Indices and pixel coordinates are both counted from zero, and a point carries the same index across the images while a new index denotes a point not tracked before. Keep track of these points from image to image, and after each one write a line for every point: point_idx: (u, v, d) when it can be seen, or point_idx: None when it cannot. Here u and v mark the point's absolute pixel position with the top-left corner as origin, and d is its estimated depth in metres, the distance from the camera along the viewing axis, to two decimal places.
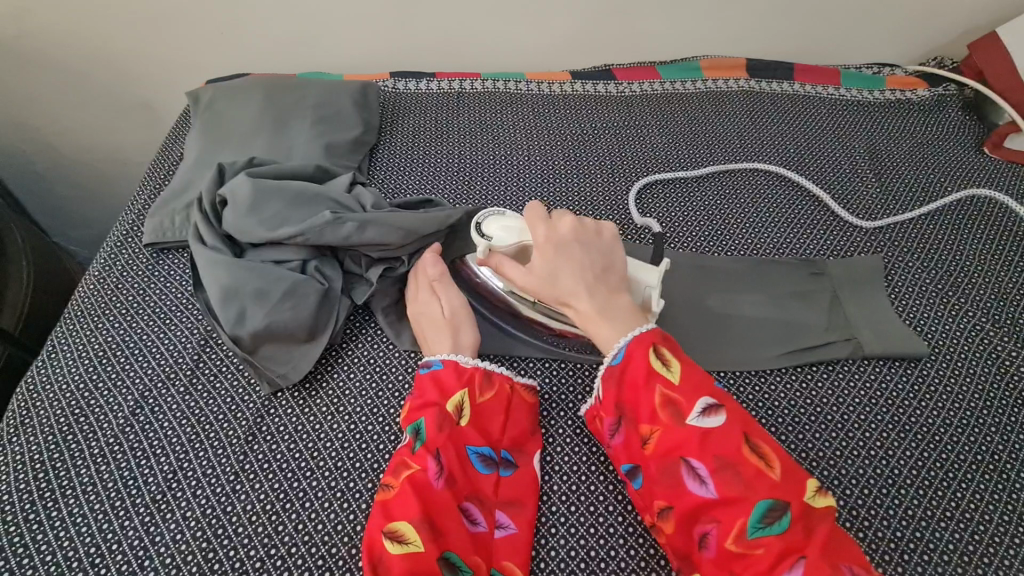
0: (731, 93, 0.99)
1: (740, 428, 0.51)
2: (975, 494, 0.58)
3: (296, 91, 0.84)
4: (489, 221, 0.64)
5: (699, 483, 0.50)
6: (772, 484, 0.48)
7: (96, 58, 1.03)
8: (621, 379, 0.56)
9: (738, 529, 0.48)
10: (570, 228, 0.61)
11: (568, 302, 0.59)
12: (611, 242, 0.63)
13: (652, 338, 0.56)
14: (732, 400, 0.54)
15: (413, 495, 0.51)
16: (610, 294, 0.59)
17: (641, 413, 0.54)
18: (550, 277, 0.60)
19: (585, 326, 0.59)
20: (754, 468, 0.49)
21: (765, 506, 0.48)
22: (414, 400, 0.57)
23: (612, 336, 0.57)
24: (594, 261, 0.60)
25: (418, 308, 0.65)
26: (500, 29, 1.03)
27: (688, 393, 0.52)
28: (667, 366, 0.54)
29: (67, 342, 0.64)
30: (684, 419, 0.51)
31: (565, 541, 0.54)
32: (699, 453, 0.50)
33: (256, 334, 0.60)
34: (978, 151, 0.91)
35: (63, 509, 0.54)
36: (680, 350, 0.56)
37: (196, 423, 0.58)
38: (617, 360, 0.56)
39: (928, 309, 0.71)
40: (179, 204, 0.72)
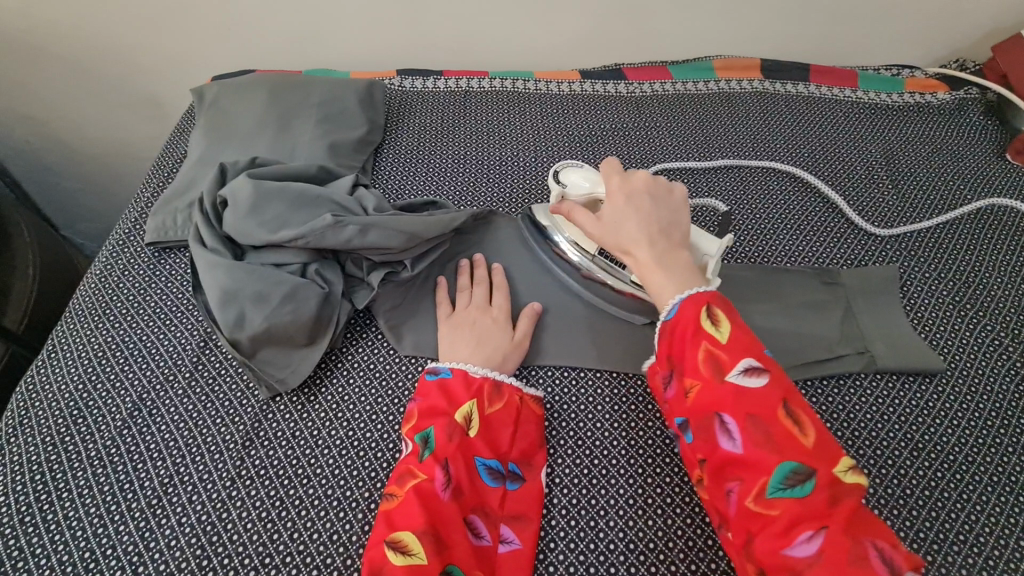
0: (744, 94, 0.97)
1: (781, 393, 0.47)
2: (990, 517, 0.56)
3: (301, 89, 0.82)
4: (567, 172, 0.66)
5: (730, 440, 0.47)
6: (805, 450, 0.45)
7: (104, 53, 1.03)
8: (669, 332, 0.52)
9: (761, 487, 0.45)
10: (643, 181, 0.60)
11: (629, 248, 0.56)
12: (683, 201, 0.60)
13: (708, 297, 0.52)
14: (777, 364, 0.50)
15: (417, 505, 0.50)
16: (672, 248, 0.56)
17: (684, 366, 0.50)
18: (618, 222, 0.57)
19: (642, 277, 0.56)
20: (787, 432, 0.46)
21: (791, 471, 0.45)
22: (420, 408, 0.56)
23: (668, 290, 0.53)
24: (661, 215, 0.58)
25: (478, 317, 0.64)
26: (509, 27, 1.01)
27: (732, 350, 0.49)
28: (716, 324, 0.50)
29: (67, 343, 0.64)
30: (725, 375, 0.48)
31: (565, 555, 0.53)
32: (733, 410, 0.47)
33: (256, 338, 0.59)
34: (999, 157, 0.88)
35: (58, 511, 0.53)
36: (734, 311, 0.52)
37: (193, 427, 0.58)
38: (669, 316, 0.52)
39: (945, 323, 0.69)
40: (181, 203, 0.72)
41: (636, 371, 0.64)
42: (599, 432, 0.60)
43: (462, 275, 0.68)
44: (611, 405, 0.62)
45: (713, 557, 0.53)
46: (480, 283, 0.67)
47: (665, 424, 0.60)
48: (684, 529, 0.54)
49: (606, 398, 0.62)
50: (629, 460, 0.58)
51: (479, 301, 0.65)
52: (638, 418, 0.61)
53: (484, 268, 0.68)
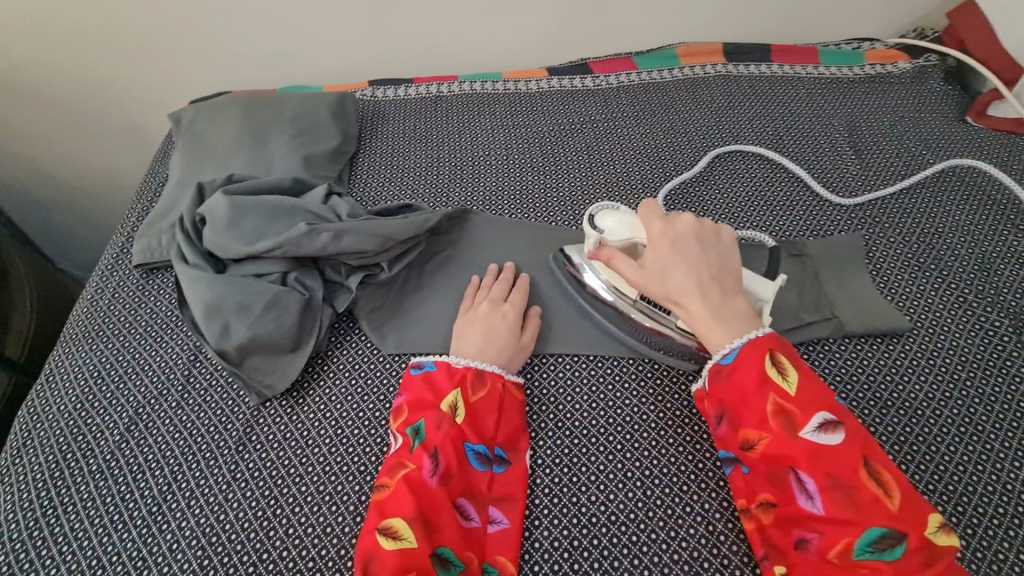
0: (708, 79, 0.99)
1: (860, 450, 0.48)
2: (958, 466, 0.58)
3: (274, 106, 0.85)
4: (603, 217, 0.64)
5: (807, 497, 0.48)
6: (891, 512, 0.46)
7: (85, 85, 1.06)
8: (734, 381, 0.54)
9: (844, 546, 0.46)
10: (691, 225, 0.60)
11: (679, 299, 0.57)
12: (730, 244, 0.61)
13: (770, 341, 0.54)
14: (854, 420, 0.51)
15: (407, 493, 0.52)
16: (726, 297, 0.57)
17: (749, 418, 0.52)
18: (665, 271, 0.58)
19: (696, 327, 0.57)
20: (868, 491, 0.47)
21: (875, 530, 0.45)
22: (408, 402, 0.59)
23: (724, 339, 0.55)
24: (713, 259, 0.58)
25: (489, 316, 0.65)
26: (475, 30, 1.04)
27: (805, 406, 0.50)
28: (784, 375, 0.52)
29: (64, 365, 0.67)
30: (799, 431, 0.49)
31: (549, 532, 0.55)
32: (809, 467, 0.48)
33: (241, 347, 0.62)
34: (960, 121, 0.90)
35: (64, 524, 0.56)
36: (798, 359, 0.54)
37: (188, 436, 0.60)
38: (728, 360, 0.55)
39: (910, 284, 0.71)
40: (164, 223, 0.74)
41: (611, 353, 0.66)
42: (579, 413, 0.62)
43: (489, 275, 0.70)
44: (589, 386, 0.64)
45: (692, 523, 0.55)
46: (501, 281, 0.69)
47: (642, 401, 0.63)
48: (664, 499, 0.56)
49: (584, 380, 0.64)
50: (607, 437, 0.60)
51: (495, 298, 0.67)
52: (615, 397, 0.63)
53: (511, 271, 0.70)
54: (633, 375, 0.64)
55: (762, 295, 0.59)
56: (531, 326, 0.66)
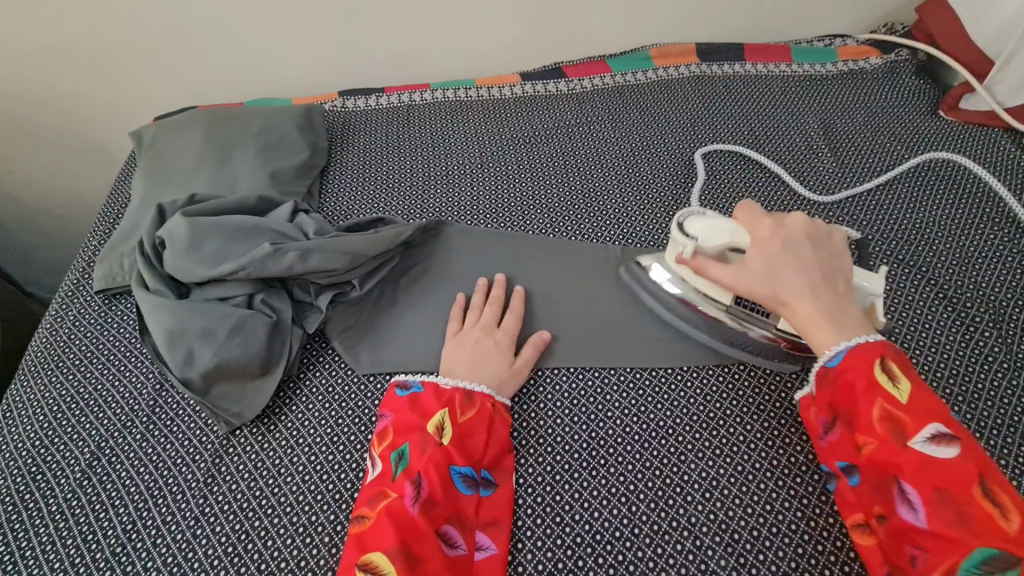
0: (682, 80, 0.98)
1: (978, 467, 0.45)
2: None
3: (238, 122, 0.83)
4: (690, 222, 0.63)
5: (910, 509, 0.46)
6: (1008, 535, 0.42)
7: (44, 104, 1.02)
8: (837, 383, 0.52)
9: (952, 565, 0.43)
10: (801, 226, 0.58)
11: (787, 300, 0.55)
12: (840, 245, 0.59)
13: (880, 348, 0.51)
14: (973, 437, 0.47)
15: (388, 523, 0.50)
16: (838, 299, 0.55)
17: (856, 422, 0.50)
18: (772, 271, 0.56)
19: (806, 331, 0.54)
20: (982, 511, 0.43)
21: (987, 553, 0.42)
22: (394, 425, 0.57)
23: (838, 340, 0.53)
24: (824, 261, 0.56)
25: (478, 343, 0.63)
26: (446, 37, 1.02)
27: (917, 414, 0.47)
28: (895, 382, 0.49)
29: (21, 399, 0.64)
30: (908, 440, 0.47)
31: (532, 554, 0.53)
32: (916, 478, 0.46)
33: (207, 374, 0.59)
34: (933, 115, 0.91)
35: (21, 570, 0.53)
36: (912, 367, 0.51)
37: (154, 470, 0.58)
38: (834, 362, 0.52)
39: (890, 282, 0.70)
40: (126, 247, 0.71)
41: (591, 364, 0.65)
42: (560, 428, 0.61)
43: (477, 292, 0.68)
44: (571, 400, 0.62)
45: (679, 538, 0.53)
46: (492, 301, 0.67)
47: (624, 413, 0.61)
48: (649, 514, 0.55)
49: (565, 394, 0.63)
50: (590, 452, 0.59)
51: (487, 321, 0.65)
52: (597, 410, 0.62)
53: (501, 289, 0.68)
54: (615, 386, 0.63)
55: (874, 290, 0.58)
56: (532, 349, 0.64)
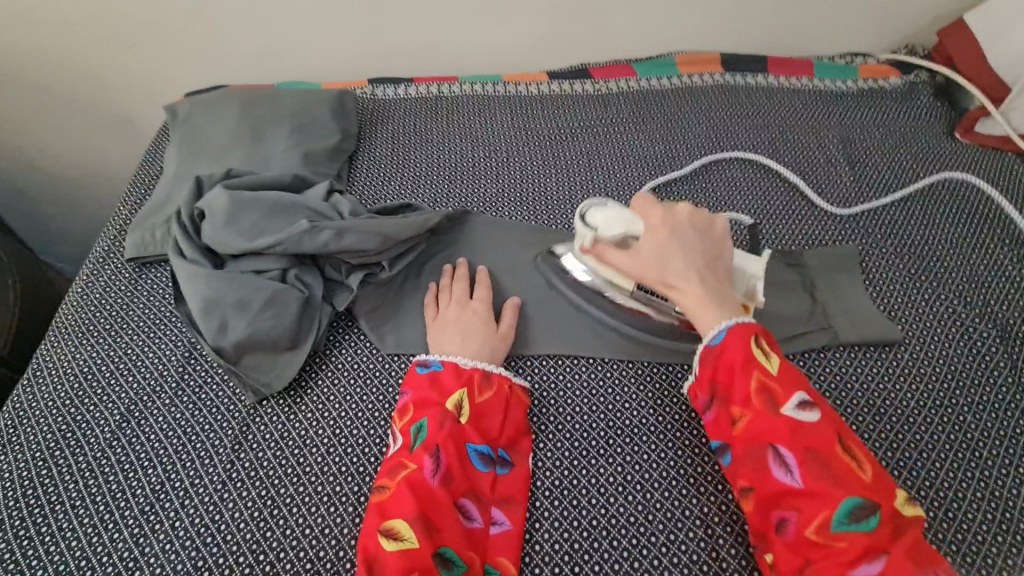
0: (706, 87, 1.00)
1: (834, 429, 0.51)
2: (947, 471, 0.59)
3: (273, 102, 0.84)
4: (592, 213, 0.66)
5: (786, 471, 0.50)
6: (863, 484, 0.48)
7: (76, 74, 1.04)
8: (718, 361, 0.56)
9: (823, 519, 0.48)
10: (688, 216, 0.62)
11: (675, 282, 0.59)
12: (722, 235, 0.64)
13: (754, 329, 0.56)
14: (825, 403, 0.54)
15: (408, 493, 0.52)
16: (717, 283, 0.60)
17: (735, 397, 0.54)
18: (661, 256, 0.60)
19: (690, 311, 0.59)
20: (844, 465, 0.49)
21: (852, 503, 0.47)
22: (413, 400, 0.58)
23: (716, 318, 0.58)
24: (707, 248, 0.62)
25: (458, 316, 0.65)
26: (476, 33, 1.04)
27: (786, 385, 0.53)
28: (766, 357, 0.55)
29: (51, 361, 0.65)
30: (779, 408, 0.52)
31: (550, 535, 0.55)
32: (790, 442, 0.51)
33: (239, 344, 0.61)
34: (949, 136, 0.93)
35: (51, 524, 0.54)
36: (774, 344, 0.57)
37: (182, 434, 0.59)
38: (717, 341, 0.56)
39: (902, 293, 0.72)
40: (159, 218, 0.73)
41: (611, 357, 0.66)
42: (580, 417, 0.62)
43: (444, 275, 0.69)
44: (590, 389, 0.64)
45: (691, 527, 0.55)
46: (460, 280, 0.69)
47: (641, 405, 0.63)
48: (663, 502, 0.56)
49: (584, 384, 0.64)
50: (607, 441, 0.60)
51: (460, 297, 0.67)
52: (615, 400, 0.63)
53: (466, 268, 0.70)
54: (632, 378, 0.65)
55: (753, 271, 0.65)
56: (509, 313, 0.67)
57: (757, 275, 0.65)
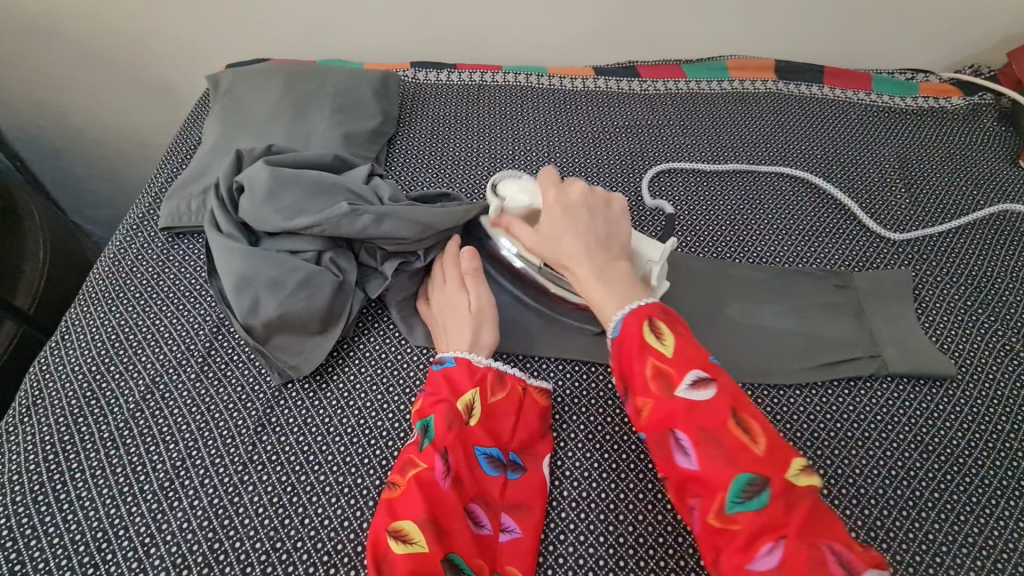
0: (758, 94, 0.96)
1: (730, 401, 0.48)
2: (996, 519, 0.56)
3: (316, 79, 0.83)
4: (505, 183, 0.65)
5: (683, 456, 0.48)
6: (756, 460, 0.46)
7: (120, 40, 1.04)
8: (619, 351, 0.52)
9: (719, 504, 0.45)
10: (580, 194, 0.61)
11: (567, 263, 0.57)
12: (619, 214, 0.62)
13: (651, 310, 0.53)
14: (727, 373, 0.51)
15: (418, 494, 0.50)
16: (611, 261, 0.57)
17: (634, 384, 0.51)
18: (554, 234, 0.58)
19: (584, 292, 0.57)
20: (738, 442, 0.46)
21: (746, 481, 0.45)
22: (426, 398, 0.57)
23: (611, 305, 0.54)
24: (598, 226, 0.59)
25: (441, 305, 0.64)
26: (524, 23, 1.02)
27: (679, 363, 0.49)
28: (660, 337, 0.51)
29: (80, 325, 0.64)
30: (674, 391, 0.49)
31: (574, 548, 0.53)
32: (686, 426, 0.48)
33: (269, 323, 0.60)
34: (1013, 163, 0.88)
35: (71, 491, 0.54)
36: (676, 319, 0.53)
37: (206, 411, 0.58)
38: (615, 334, 0.53)
39: (956, 327, 0.69)
40: (196, 189, 0.72)
41: None
42: (609, 427, 0.60)
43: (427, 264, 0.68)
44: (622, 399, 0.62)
45: None
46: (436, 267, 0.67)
47: None
48: None
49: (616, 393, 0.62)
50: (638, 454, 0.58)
51: (438, 286, 0.65)
52: None
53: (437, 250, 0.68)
54: None
55: (650, 256, 0.62)
56: (480, 288, 0.63)
57: (654, 260, 0.62)
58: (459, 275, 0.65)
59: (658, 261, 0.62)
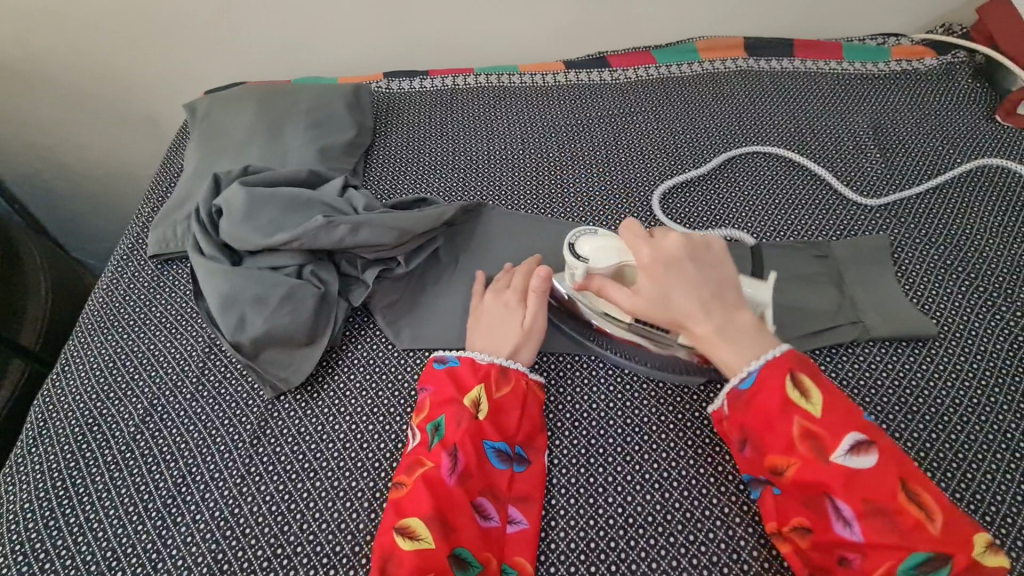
0: (729, 73, 0.97)
1: (898, 471, 0.47)
2: (983, 473, 0.56)
3: (290, 98, 0.84)
4: (581, 243, 0.61)
5: (845, 525, 0.47)
6: (935, 537, 0.45)
7: (102, 77, 1.06)
8: (752, 408, 0.53)
9: (890, 573, 0.45)
10: (679, 244, 0.57)
11: (684, 322, 0.56)
12: (719, 254, 0.59)
13: (788, 365, 0.52)
14: (886, 436, 0.50)
15: (425, 492, 0.51)
16: (731, 313, 0.56)
17: (778, 445, 0.51)
18: (663, 295, 0.56)
19: (706, 349, 0.56)
20: (911, 515, 0.46)
21: (922, 556, 0.45)
22: (432, 398, 0.58)
23: (740, 364, 0.54)
24: (708, 276, 0.57)
25: (495, 308, 0.64)
26: (492, 24, 1.03)
27: (836, 429, 0.49)
28: (808, 398, 0.51)
29: (78, 356, 0.67)
30: (831, 456, 0.48)
31: (565, 533, 0.54)
32: (847, 494, 0.47)
33: (257, 339, 0.62)
34: (989, 120, 0.88)
35: (79, 514, 0.56)
36: (822, 376, 0.53)
37: (203, 428, 0.60)
38: (745, 386, 0.53)
39: (936, 287, 0.69)
40: (180, 215, 0.74)
41: (630, 352, 0.65)
42: (596, 413, 0.61)
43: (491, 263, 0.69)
44: (607, 386, 0.63)
45: (712, 526, 0.54)
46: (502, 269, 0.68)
47: (660, 402, 0.61)
48: (682, 502, 0.55)
49: (601, 380, 0.63)
50: (624, 437, 0.59)
51: (499, 288, 0.66)
52: (633, 396, 0.62)
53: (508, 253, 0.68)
54: (652, 375, 0.63)
55: (763, 299, 0.59)
56: (540, 306, 0.63)
57: (767, 304, 0.59)
58: (524, 286, 0.65)
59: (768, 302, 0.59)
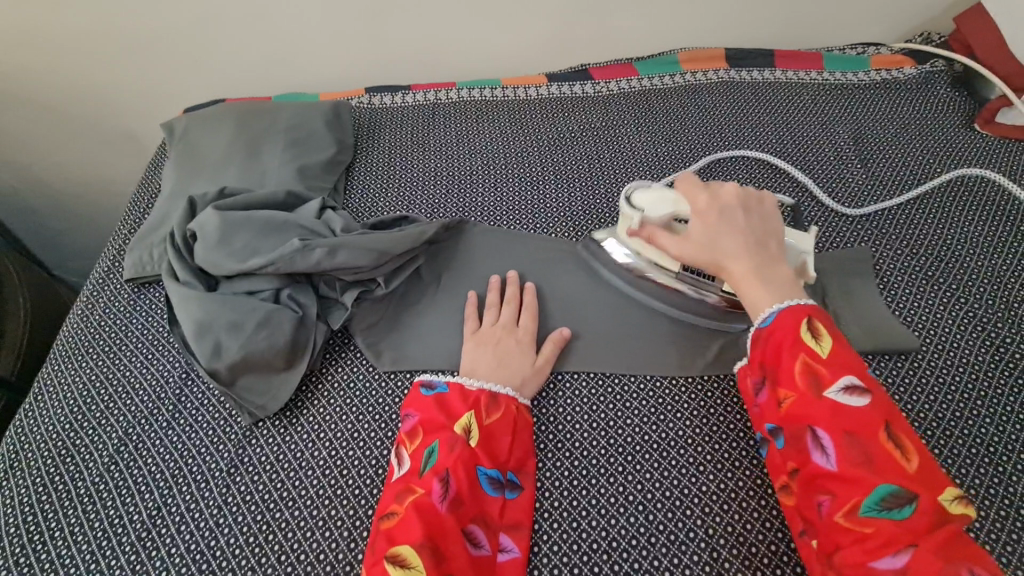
0: (710, 84, 0.97)
1: (884, 415, 0.48)
2: (968, 488, 0.56)
3: (269, 116, 0.84)
4: (637, 195, 0.67)
5: (823, 454, 0.48)
6: (907, 474, 0.45)
7: (80, 95, 1.05)
8: (767, 342, 0.54)
9: (854, 504, 0.46)
10: (734, 196, 0.61)
11: (725, 262, 0.59)
12: (771, 211, 0.62)
13: (808, 309, 0.54)
14: (882, 390, 0.50)
15: (416, 518, 0.50)
16: (770, 259, 0.58)
17: (778, 377, 0.52)
18: (709, 237, 0.59)
19: (740, 290, 0.58)
20: (887, 452, 0.46)
21: (889, 490, 0.45)
22: (422, 423, 0.57)
23: (769, 299, 0.56)
24: (756, 226, 0.60)
25: (502, 343, 0.63)
26: (474, 37, 1.03)
27: (834, 367, 0.50)
28: (816, 339, 0.52)
29: (51, 384, 0.65)
30: (824, 390, 0.49)
31: (549, 559, 0.53)
32: (830, 426, 0.48)
33: (233, 366, 0.61)
34: (968, 129, 0.89)
35: (51, 550, 0.54)
36: (832, 325, 0.53)
37: (179, 458, 0.59)
38: (765, 323, 0.55)
39: (919, 299, 0.69)
40: (156, 238, 0.73)
41: (614, 370, 0.64)
42: (579, 433, 0.60)
43: (493, 291, 0.68)
44: (590, 405, 0.62)
45: (697, 549, 0.53)
46: (509, 302, 0.67)
47: (644, 421, 0.61)
48: (667, 523, 0.54)
49: (584, 399, 0.63)
50: (608, 458, 0.59)
51: (505, 322, 0.65)
52: (617, 416, 0.61)
53: (518, 289, 0.68)
54: (635, 393, 0.63)
55: (803, 248, 0.63)
56: (550, 349, 0.64)
57: (809, 252, 0.63)
58: (534, 328, 0.65)
59: (810, 252, 0.63)
